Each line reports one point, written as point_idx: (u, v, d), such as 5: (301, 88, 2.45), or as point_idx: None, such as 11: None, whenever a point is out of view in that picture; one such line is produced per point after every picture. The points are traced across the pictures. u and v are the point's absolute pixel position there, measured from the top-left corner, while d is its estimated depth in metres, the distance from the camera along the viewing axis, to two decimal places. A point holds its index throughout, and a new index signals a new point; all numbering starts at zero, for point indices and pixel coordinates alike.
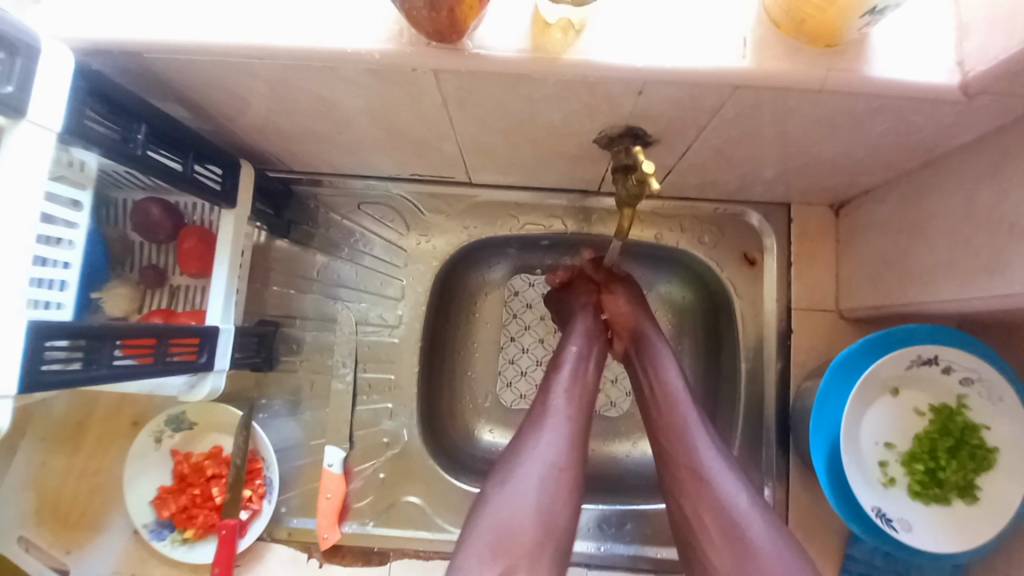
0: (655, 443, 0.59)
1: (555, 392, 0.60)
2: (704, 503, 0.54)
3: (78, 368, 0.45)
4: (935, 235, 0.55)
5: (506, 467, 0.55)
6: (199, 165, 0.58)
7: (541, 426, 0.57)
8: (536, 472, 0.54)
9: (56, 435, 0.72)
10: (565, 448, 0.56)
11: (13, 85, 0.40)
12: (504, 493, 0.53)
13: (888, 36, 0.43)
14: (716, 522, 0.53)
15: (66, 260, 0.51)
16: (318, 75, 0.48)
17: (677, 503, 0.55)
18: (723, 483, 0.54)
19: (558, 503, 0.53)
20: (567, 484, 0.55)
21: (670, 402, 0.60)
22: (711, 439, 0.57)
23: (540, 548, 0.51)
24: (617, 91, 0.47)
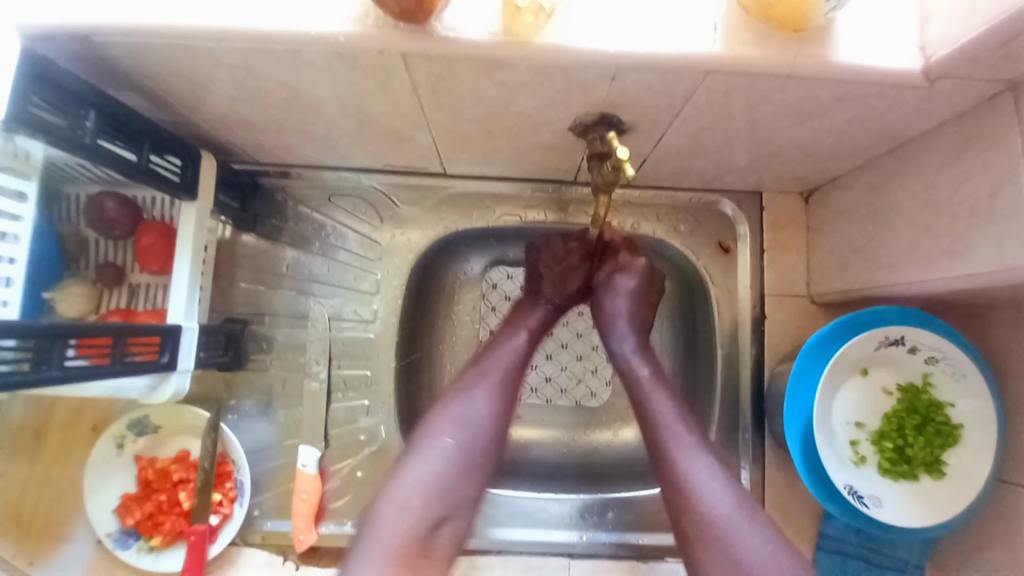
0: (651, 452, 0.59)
1: (499, 355, 0.64)
2: (685, 512, 0.53)
3: (29, 369, 0.43)
4: (900, 220, 0.56)
5: (446, 412, 0.58)
6: (155, 156, 0.55)
7: (483, 383, 0.61)
8: (468, 425, 0.57)
9: (12, 443, 0.68)
10: (501, 403, 0.60)
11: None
12: (445, 443, 0.56)
13: (855, 21, 0.44)
14: (704, 514, 0.52)
15: (11, 255, 0.49)
16: (282, 59, 0.46)
17: (671, 506, 0.55)
18: (705, 489, 0.54)
19: (486, 455, 0.57)
20: (497, 441, 0.58)
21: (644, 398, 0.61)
22: (695, 447, 0.56)
23: (463, 499, 0.55)
24: (591, 77, 0.46)
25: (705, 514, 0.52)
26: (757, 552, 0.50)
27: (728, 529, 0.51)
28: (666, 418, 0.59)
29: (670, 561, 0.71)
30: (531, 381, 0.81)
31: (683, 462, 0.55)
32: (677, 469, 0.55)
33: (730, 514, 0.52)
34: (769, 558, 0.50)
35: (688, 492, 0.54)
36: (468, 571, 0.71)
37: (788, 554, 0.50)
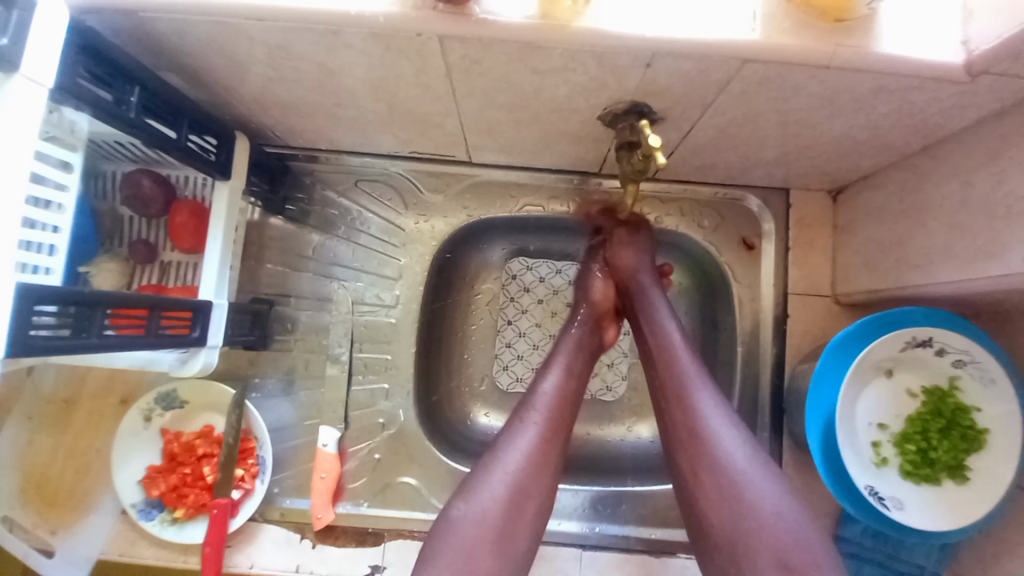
0: (657, 409, 0.58)
1: (534, 405, 0.58)
2: (708, 484, 0.52)
3: (67, 336, 0.43)
4: (933, 219, 0.55)
5: (491, 465, 0.55)
6: (191, 134, 0.56)
7: (516, 442, 0.55)
8: (491, 494, 0.53)
9: (42, 412, 0.70)
10: (534, 464, 0.55)
11: (7, 38, 0.38)
12: (467, 508, 0.52)
13: (895, 13, 0.43)
14: (717, 472, 0.52)
15: (55, 223, 0.47)
16: (319, 39, 0.47)
17: (680, 478, 0.54)
18: (731, 467, 0.52)
19: (518, 524, 0.53)
20: (529, 505, 0.53)
21: (670, 358, 0.58)
22: (710, 393, 0.56)
23: (500, 566, 0.51)
24: (626, 63, 0.46)
25: (732, 494, 0.51)
26: (788, 528, 0.49)
27: (743, 473, 0.52)
28: (686, 372, 0.57)
29: (683, 558, 0.71)
30: None
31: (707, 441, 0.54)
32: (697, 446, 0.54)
33: (759, 489, 0.51)
34: (779, 505, 0.50)
35: (715, 470, 0.52)
36: None
37: (798, 504, 0.51)
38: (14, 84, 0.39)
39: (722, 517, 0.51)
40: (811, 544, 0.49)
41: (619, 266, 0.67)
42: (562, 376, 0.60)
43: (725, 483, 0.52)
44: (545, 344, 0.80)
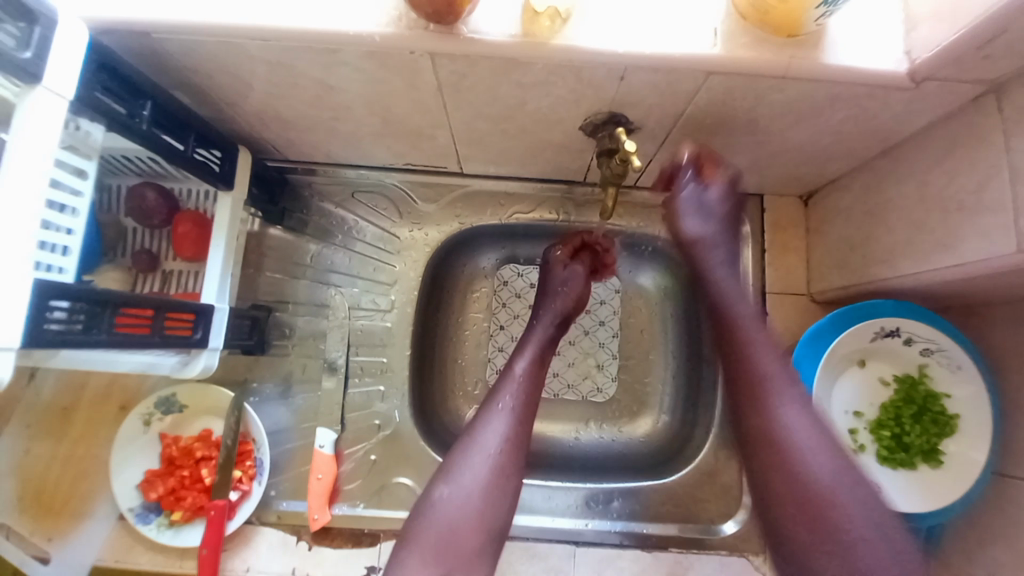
0: (732, 399, 0.59)
1: (505, 391, 0.61)
2: (782, 469, 0.54)
3: (79, 331, 0.45)
4: (894, 217, 0.59)
5: (469, 446, 0.57)
6: (199, 147, 0.60)
7: (488, 425, 0.58)
8: (473, 478, 0.55)
9: (40, 420, 0.71)
10: (511, 447, 0.58)
11: (31, 51, 0.41)
12: (448, 492, 0.54)
13: (844, 27, 0.48)
14: (804, 483, 0.53)
15: (69, 226, 0.48)
16: (319, 57, 0.51)
17: (753, 472, 0.56)
18: (810, 454, 0.53)
19: (498, 507, 0.55)
20: (507, 487, 0.56)
21: (752, 360, 0.58)
22: (798, 405, 0.56)
23: (482, 547, 0.53)
24: (601, 76, 0.50)
25: (817, 492, 0.52)
26: (865, 525, 0.51)
27: (834, 495, 0.52)
28: (771, 379, 0.57)
29: (675, 552, 0.72)
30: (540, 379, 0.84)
31: (795, 436, 0.55)
32: (784, 439, 0.55)
33: (837, 483, 0.52)
34: (870, 533, 0.51)
35: (807, 464, 0.53)
36: None
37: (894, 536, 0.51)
38: (36, 94, 0.41)
39: (805, 511, 0.52)
40: (890, 538, 0.50)
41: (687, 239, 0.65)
42: (530, 359, 0.66)
43: (808, 479, 0.53)
44: None
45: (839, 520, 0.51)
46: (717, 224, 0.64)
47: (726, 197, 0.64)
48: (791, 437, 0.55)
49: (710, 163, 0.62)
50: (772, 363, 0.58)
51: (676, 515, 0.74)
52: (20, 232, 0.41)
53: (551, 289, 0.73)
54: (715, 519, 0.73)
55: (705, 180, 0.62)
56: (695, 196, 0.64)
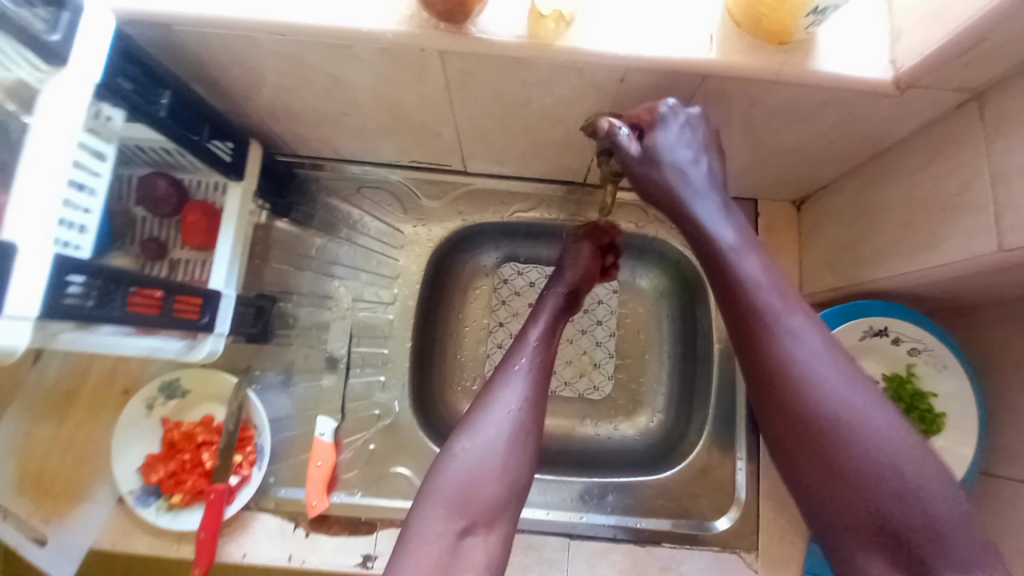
0: (737, 341, 0.49)
1: (521, 353, 0.60)
2: (800, 410, 0.44)
3: (92, 306, 0.47)
4: (882, 220, 0.62)
5: (490, 400, 0.55)
6: (214, 137, 0.62)
7: (508, 383, 0.57)
8: (496, 430, 0.53)
9: (43, 403, 0.72)
10: (531, 404, 0.56)
11: (59, 34, 0.42)
12: (469, 447, 0.52)
13: (832, 37, 0.50)
14: (828, 423, 0.43)
15: (87, 205, 0.50)
16: (333, 52, 0.53)
17: (771, 423, 0.46)
18: (833, 390, 0.44)
19: (523, 463, 0.53)
20: (529, 441, 0.54)
21: (749, 293, 0.49)
22: (812, 337, 0.46)
23: (504, 503, 0.51)
24: (603, 77, 0.53)
25: (866, 450, 0.42)
26: (908, 470, 0.41)
27: (862, 432, 0.42)
28: (775, 311, 0.48)
29: (668, 547, 0.73)
30: None
31: (816, 382, 0.44)
32: (796, 391, 0.45)
33: (862, 418, 0.43)
34: (921, 480, 0.41)
35: (836, 415, 0.43)
36: None
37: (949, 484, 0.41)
38: (61, 76, 0.43)
39: (824, 471, 0.43)
40: (939, 482, 0.41)
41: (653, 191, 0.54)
42: (546, 325, 0.64)
43: (850, 433, 0.42)
44: None
45: (868, 469, 0.41)
46: (689, 141, 0.53)
47: (675, 114, 0.53)
48: (813, 388, 0.44)
49: (649, 112, 0.53)
50: (783, 311, 0.48)
51: (669, 510, 0.75)
52: (43, 206, 0.42)
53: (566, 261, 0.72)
54: (707, 515, 0.74)
55: (645, 126, 0.54)
56: (640, 149, 0.54)
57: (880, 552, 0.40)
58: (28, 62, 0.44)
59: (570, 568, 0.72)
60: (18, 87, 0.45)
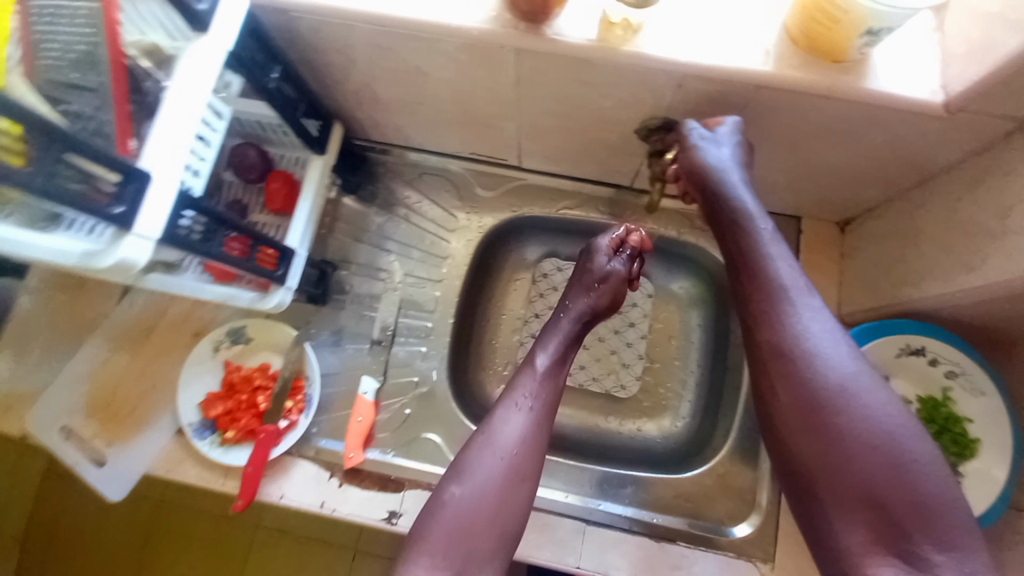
0: (753, 360, 0.54)
1: (526, 388, 0.63)
2: (807, 425, 0.49)
3: (197, 238, 0.54)
4: (925, 242, 0.63)
5: (485, 436, 0.59)
6: (306, 113, 0.70)
7: (507, 419, 0.60)
8: (485, 476, 0.56)
9: (122, 335, 0.81)
10: (528, 446, 0.59)
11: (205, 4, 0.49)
12: (461, 492, 0.56)
13: (885, 59, 0.54)
14: (833, 438, 0.47)
15: (204, 155, 0.56)
16: (420, 44, 0.60)
17: (780, 431, 0.51)
18: (842, 409, 0.47)
19: (512, 503, 0.56)
20: (523, 490, 0.57)
21: (770, 321, 0.53)
22: (827, 360, 0.49)
23: (497, 545, 0.55)
24: (661, 82, 0.58)
25: (864, 452, 0.46)
26: (908, 484, 0.44)
27: (864, 450, 0.46)
28: (793, 334, 0.51)
29: (683, 546, 0.73)
30: None
31: (826, 372, 0.49)
32: (805, 379, 0.49)
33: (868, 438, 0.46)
34: (920, 492, 0.44)
35: (843, 404, 0.48)
36: None
37: (951, 493, 0.44)
38: (201, 41, 0.50)
39: (821, 457, 0.48)
40: (940, 495, 0.44)
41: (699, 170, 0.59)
42: (554, 354, 0.66)
43: (853, 431, 0.47)
44: None
45: (864, 482, 0.46)
46: (740, 156, 0.59)
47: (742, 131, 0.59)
48: (821, 376, 0.49)
49: (715, 122, 0.59)
50: (802, 301, 0.53)
51: (685, 510, 0.76)
52: (171, 142, 0.48)
53: (584, 283, 0.72)
54: (724, 520, 0.75)
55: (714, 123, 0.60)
56: (706, 133, 0.59)
57: (872, 536, 0.45)
58: (164, 29, 0.53)
59: (583, 552, 0.72)
60: (154, 49, 0.52)
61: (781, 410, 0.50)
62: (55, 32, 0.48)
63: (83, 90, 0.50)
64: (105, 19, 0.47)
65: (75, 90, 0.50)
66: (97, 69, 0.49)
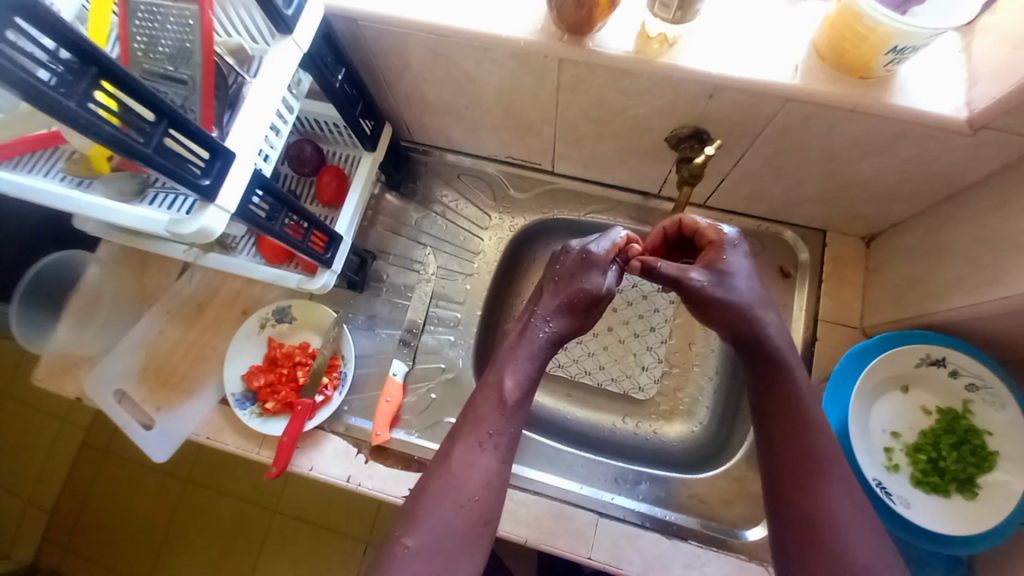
0: (769, 465, 0.57)
1: (490, 423, 0.60)
2: (818, 538, 0.51)
3: (263, 217, 0.60)
4: (951, 255, 0.64)
5: (446, 475, 0.58)
6: (362, 114, 0.77)
7: (466, 455, 0.58)
8: (440, 528, 0.55)
9: (178, 310, 0.88)
10: (489, 484, 0.58)
11: (291, 10, 0.55)
12: (416, 539, 0.54)
13: (912, 78, 0.56)
14: (838, 557, 0.50)
15: (275, 143, 0.61)
16: (472, 52, 0.65)
17: (785, 536, 0.53)
18: (849, 535, 0.51)
19: (478, 542, 0.56)
20: (483, 533, 0.56)
21: (798, 430, 0.56)
22: (843, 486, 0.54)
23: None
24: (694, 93, 0.62)
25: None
26: None
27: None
28: (820, 454, 0.55)
29: (695, 544, 0.74)
30: (586, 365, 0.92)
31: (839, 499, 0.53)
32: (818, 494, 0.53)
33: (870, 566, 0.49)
34: None
35: (846, 529, 0.51)
36: (508, 500, 0.75)
37: None
38: (284, 44, 0.57)
39: (803, 510, 0.53)
40: None
41: (672, 275, 0.62)
42: (523, 375, 0.63)
43: (854, 553, 0.50)
44: (587, 340, 0.92)
45: None
46: (729, 262, 0.62)
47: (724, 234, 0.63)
48: (834, 498, 0.53)
49: (713, 225, 0.64)
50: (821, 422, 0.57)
51: (700, 511, 0.77)
52: (254, 126, 0.54)
53: (574, 305, 0.67)
54: (738, 523, 0.76)
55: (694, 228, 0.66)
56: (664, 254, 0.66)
57: None
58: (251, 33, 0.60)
59: (596, 543, 0.73)
60: (237, 49, 0.60)
61: (793, 513, 0.53)
62: (157, 31, 0.55)
63: (173, 81, 0.55)
64: (202, 30, 0.53)
65: (166, 80, 0.56)
66: (187, 63, 0.55)
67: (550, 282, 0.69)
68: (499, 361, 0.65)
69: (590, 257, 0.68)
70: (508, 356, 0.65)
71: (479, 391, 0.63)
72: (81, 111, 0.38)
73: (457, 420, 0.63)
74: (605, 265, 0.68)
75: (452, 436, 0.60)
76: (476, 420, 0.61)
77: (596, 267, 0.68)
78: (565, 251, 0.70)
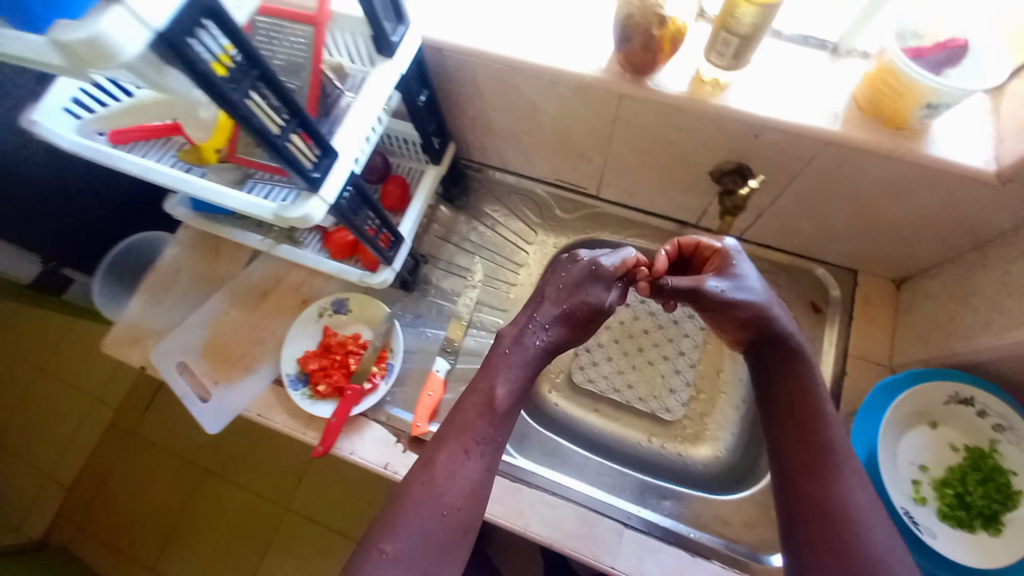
0: (781, 458, 0.60)
1: (478, 428, 0.62)
2: (832, 527, 0.54)
3: (348, 209, 0.67)
4: (977, 298, 0.68)
5: (433, 475, 0.59)
6: (434, 131, 0.86)
7: (455, 458, 0.60)
8: (419, 536, 0.56)
9: (244, 294, 0.96)
10: (473, 489, 0.59)
11: (396, 38, 0.64)
12: (397, 544, 0.55)
13: (943, 132, 0.62)
14: (853, 547, 0.52)
15: (365, 149, 0.69)
16: (541, 84, 0.73)
17: (800, 528, 0.55)
18: (865, 525, 0.53)
19: (457, 545, 0.57)
20: (464, 541, 0.58)
21: (813, 426, 0.59)
22: (858, 479, 0.57)
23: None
24: (740, 132, 0.68)
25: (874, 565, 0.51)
26: None
27: (878, 565, 0.51)
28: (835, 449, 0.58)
29: (716, 564, 0.75)
30: (615, 382, 0.96)
31: (853, 492, 0.55)
32: (830, 486, 0.56)
33: (886, 556, 0.51)
34: None
35: (860, 520, 0.53)
36: (536, 501, 0.78)
37: None
38: (385, 65, 0.65)
39: (818, 500, 0.56)
40: None
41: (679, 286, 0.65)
42: (512, 384, 0.66)
43: (867, 542, 0.52)
44: (616, 357, 0.97)
45: None
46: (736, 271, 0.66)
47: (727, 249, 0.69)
48: (848, 491, 0.55)
49: (716, 238, 0.70)
50: (833, 417, 0.60)
51: (722, 531, 0.79)
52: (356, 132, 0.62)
53: (573, 315, 0.70)
54: (760, 547, 0.77)
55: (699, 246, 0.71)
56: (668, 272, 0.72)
57: None
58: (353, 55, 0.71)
59: (619, 552, 0.74)
60: (338, 68, 0.70)
61: (808, 505, 0.56)
62: (272, 46, 0.64)
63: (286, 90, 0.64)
64: (314, 46, 0.63)
65: None
66: (299, 74, 0.63)
67: (552, 288, 0.72)
68: (492, 366, 0.67)
69: (598, 270, 0.72)
70: (501, 363, 0.67)
71: (466, 398, 0.64)
72: (241, 105, 0.46)
73: (443, 425, 0.63)
74: (610, 281, 0.72)
75: (438, 437, 0.62)
76: (462, 427, 0.62)
77: (600, 281, 0.71)
78: (572, 263, 0.73)
